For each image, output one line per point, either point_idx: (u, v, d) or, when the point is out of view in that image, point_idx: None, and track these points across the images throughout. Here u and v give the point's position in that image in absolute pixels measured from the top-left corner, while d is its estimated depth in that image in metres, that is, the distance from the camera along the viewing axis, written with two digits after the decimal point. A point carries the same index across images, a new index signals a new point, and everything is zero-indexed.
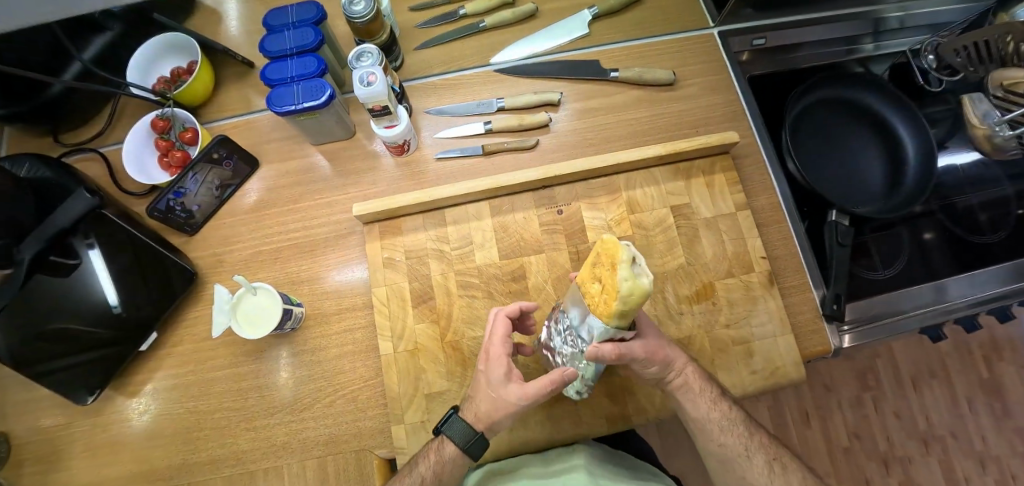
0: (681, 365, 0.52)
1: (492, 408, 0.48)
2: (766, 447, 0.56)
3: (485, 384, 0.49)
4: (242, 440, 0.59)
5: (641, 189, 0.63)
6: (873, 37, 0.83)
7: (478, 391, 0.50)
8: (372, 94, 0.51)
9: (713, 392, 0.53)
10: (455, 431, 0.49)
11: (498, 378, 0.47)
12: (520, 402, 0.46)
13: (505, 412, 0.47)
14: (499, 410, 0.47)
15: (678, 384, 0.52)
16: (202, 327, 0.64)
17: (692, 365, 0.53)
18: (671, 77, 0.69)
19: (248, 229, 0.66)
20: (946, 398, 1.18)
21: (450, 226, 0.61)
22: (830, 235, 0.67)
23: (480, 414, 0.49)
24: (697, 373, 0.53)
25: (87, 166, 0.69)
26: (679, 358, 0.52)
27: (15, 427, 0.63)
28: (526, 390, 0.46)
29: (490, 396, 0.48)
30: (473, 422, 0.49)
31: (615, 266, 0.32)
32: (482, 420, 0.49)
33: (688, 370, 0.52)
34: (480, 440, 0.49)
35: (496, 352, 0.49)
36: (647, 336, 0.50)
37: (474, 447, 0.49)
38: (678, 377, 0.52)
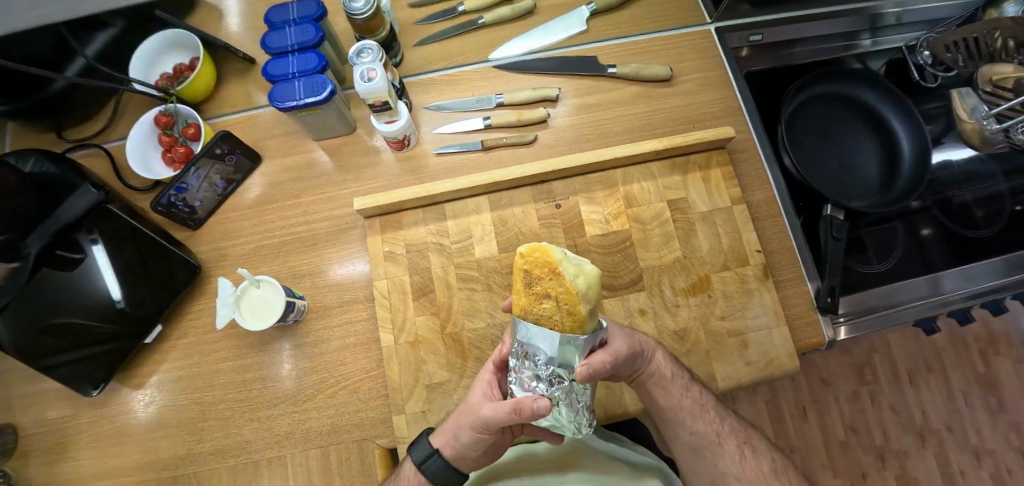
0: (654, 354, 0.53)
1: (459, 421, 0.48)
2: (736, 432, 0.57)
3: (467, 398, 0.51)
4: (246, 430, 0.60)
5: (639, 184, 0.64)
6: (871, 32, 0.84)
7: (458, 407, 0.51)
8: (372, 89, 0.52)
9: (685, 378, 0.54)
10: (417, 449, 0.51)
11: (477, 390, 0.49)
12: (475, 415, 0.46)
13: (465, 429, 0.47)
14: (461, 421, 0.47)
15: (654, 373, 0.52)
16: (206, 319, 0.65)
17: (661, 352, 0.54)
18: (668, 73, 0.69)
19: (250, 224, 0.67)
20: (942, 392, 1.19)
21: (450, 220, 0.62)
22: (825, 229, 0.68)
23: (448, 426, 0.50)
24: (667, 360, 0.53)
25: (91, 162, 0.70)
26: (651, 347, 0.53)
27: (21, 419, 0.64)
28: (484, 404, 0.45)
29: (461, 408, 0.49)
30: (439, 439, 0.50)
31: (562, 270, 0.38)
32: (446, 436, 0.49)
33: (660, 357, 0.53)
34: (436, 461, 0.49)
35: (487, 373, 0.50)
36: (619, 331, 0.50)
37: (432, 468, 0.50)
38: (654, 365, 0.52)
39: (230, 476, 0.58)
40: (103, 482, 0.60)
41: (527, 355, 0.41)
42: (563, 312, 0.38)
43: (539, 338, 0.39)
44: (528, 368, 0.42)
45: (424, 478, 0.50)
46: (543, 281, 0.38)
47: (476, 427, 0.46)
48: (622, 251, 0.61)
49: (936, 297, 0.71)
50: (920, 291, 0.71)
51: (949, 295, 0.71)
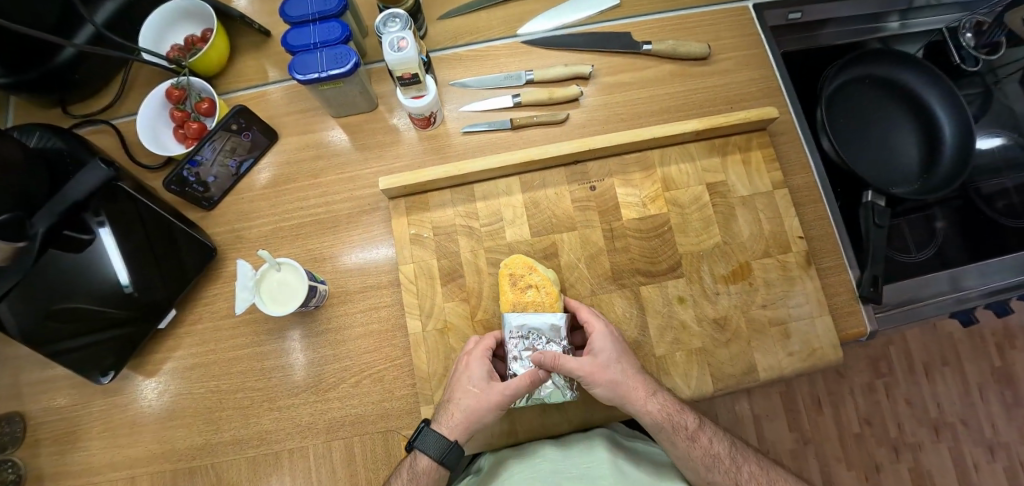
0: (644, 400, 0.48)
1: (475, 408, 0.48)
2: (757, 476, 0.54)
3: (465, 383, 0.49)
4: (266, 420, 0.57)
5: (676, 165, 0.61)
6: (900, 14, 0.79)
7: (457, 395, 0.49)
8: (403, 60, 0.48)
9: (690, 426, 0.51)
10: (429, 445, 0.49)
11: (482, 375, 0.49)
12: (506, 396, 0.48)
13: (489, 410, 0.48)
14: (482, 408, 0.48)
15: (649, 422, 0.49)
16: (222, 304, 0.62)
17: (660, 397, 0.50)
18: (706, 50, 0.66)
19: (267, 204, 0.64)
20: (957, 386, 1.17)
21: (479, 201, 0.59)
22: (866, 215, 0.64)
23: (461, 416, 0.48)
24: (666, 406, 0.49)
25: (99, 138, 0.67)
26: (645, 390, 0.49)
27: (30, 407, 0.61)
28: (511, 384, 0.48)
29: (474, 395, 0.48)
30: (451, 430, 0.48)
31: (534, 268, 0.54)
32: (463, 425, 0.48)
33: (654, 405, 0.49)
34: (455, 450, 0.49)
35: (482, 354, 0.50)
36: (604, 357, 0.49)
37: (451, 457, 0.49)
38: (645, 416, 0.48)
39: (251, 467, 0.56)
40: (118, 473, 0.58)
41: (525, 336, 0.50)
42: (544, 293, 0.52)
43: (530, 317, 0.50)
44: (526, 347, 0.50)
45: (443, 465, 0.49)
46: (524, 277, 0.53)
47: (502, 405, 0.49)
48: (660, 236, 0.58)
49: (951, 292, 0.68)
50: (932, 287, 0.68)
51: (969, 292, 0.68)
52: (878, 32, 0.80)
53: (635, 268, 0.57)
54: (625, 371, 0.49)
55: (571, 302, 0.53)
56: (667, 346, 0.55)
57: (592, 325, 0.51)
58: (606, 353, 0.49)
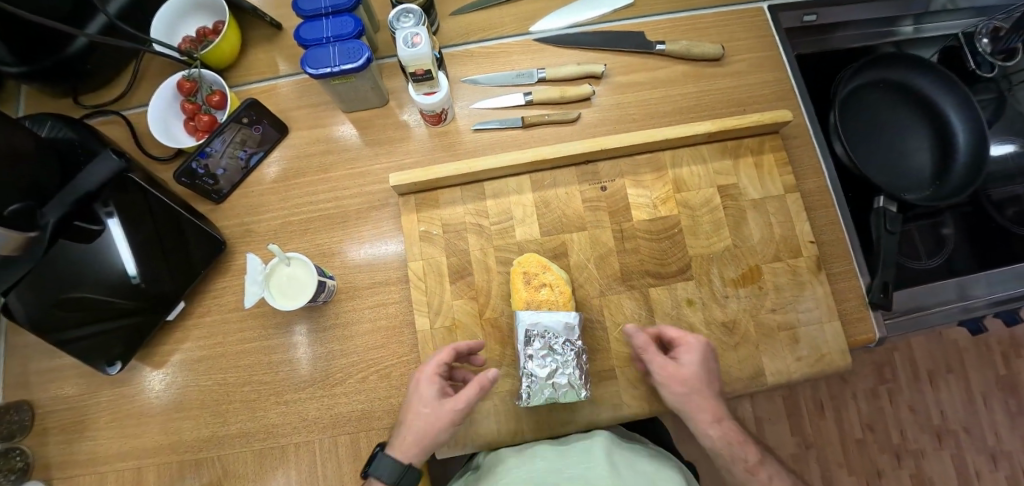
0: (708, 423, 0.48)
1: (428, 428, 0.46)
2: None
3: (418, 404, 0.47)
4: (272, 414, 0.58)
5: (688, 167, 0.60)
6: (914, 19, 0.79)
7: (409, 416, 0.47)
8: (416, 56, 0.48)
9: (751, 460, 0.49)
10: (383, 470, 0.46)
11: (433, 392, 0.47)
12: (458, 411, 0.46)
13: (443, 427, 0.46)
14: (435, 426, 0.46)
15: (707, 442, 0.49)
16: (230, 297, 0.62)
17: (726, 425, 0.49)
18: (720, 52, 0.65)
19: (276, 198, 0.64)
20: (962, 394, 1.17)
21: (489, 199, 0.58)
22: (878, 221, 0.64)
23: (415, 439, 0.46)
24: (730, 436, 0.49)
25: (110, 129, 0.67)
26: (713, 416, 0.49)
27: (38, 395, 0.62)
28: (462, 398, 0.46)
29: (425, 415, 0.46)
30: (405, 452, 0.46)
31: (548, 268, 0.54)
32: (416, 446, 0.46)
33: (715, 430, 0.49)
34: (411, 472, 0.46)
35: (434, 371, 0.48)
36: (687, 372, 0.48)
37: (407, 481, 0.46)
38: (704, 437, 0.49)
39: (257, 459, 0.57)
40: (124, 463, 0.59)
41: (541, 335, 0.50)
42: (558, 292, 0.53)
43: (545, 316, 0.50)
44: (542, 345, 0.49)
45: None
46: (539, 276, 0.53)
47: (457, 420, 0.47)
48: (670, 238, 0.58)
49: (958, 301, 0.68)
50: (940, 295, 0.68)
51: (976, 301, 0.68)
52: (892, 35, 0.80)
53: (645, 269, 0.57)
54: (699, 393, 0.49)
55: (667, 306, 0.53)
56: None
57: (685, 335, 0.50)
58: (689, 368, 0.49)
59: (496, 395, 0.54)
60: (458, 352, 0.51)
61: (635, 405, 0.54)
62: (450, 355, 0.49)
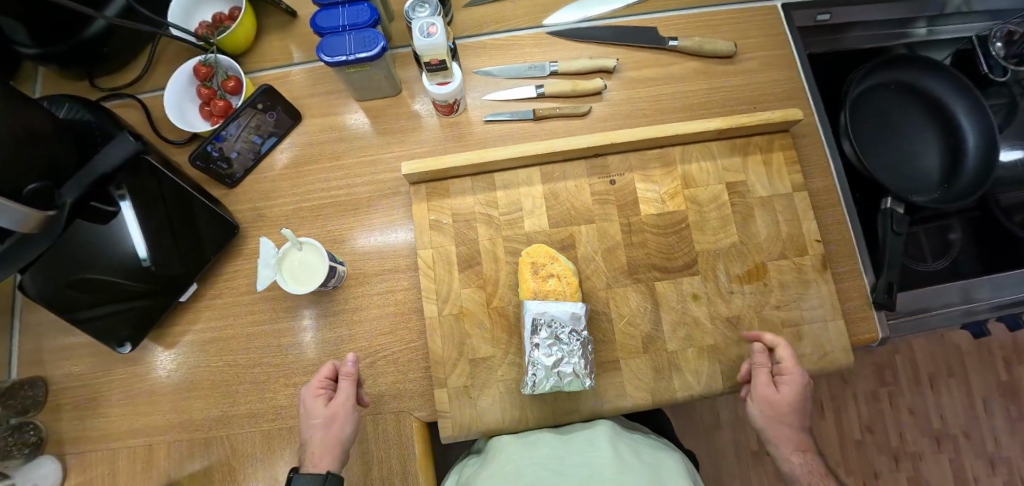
0: (790, 451, 0.50)
1: (326, 434, 0.49)
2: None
3: (311, 419, 0.50)
4: (281, 396, 0.59)
5: (697, 163, 0.61)
6: (927, 20, 0.79)
7: (308, 434, 0.50)
8: (431, 46, 0.48)
9: None
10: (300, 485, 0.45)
11: (320, 401, 0.51)
12: (347, 404, 0.50)
13: (343, 425, 0.50)
14: (332, 429, 0.49)
15: (785, 469, 0.51)
16: (242, 280, 0.63)
17: (810, 458, 0.50)
18: (733, 49, 0.65)
19: (288, 185, 0.65)
20: (962, 398, 1.17)
21: (499, 190, 0.59)
22: (884, 222, 0.64)
23: (321, 447, 0.49)
24: (812, 469, 0.49)
25: (126, 112, 0.68)
26: (797, 445, 0.50)
27: (52, 371, 0.63)
28: (344, 392, 0.51)
29: (321, 423, 0.49)
30: (319, 463, 0.48)
31: (555, 257, 0.55)
32: (328, 453, 0.48)
33: (797, 458, 0.50)
34: (332, 477, 0.46)
35: (314, 386, 0.52)
36: (784, 395, 0.51)
37: None
38: (785, 463, 0.50)
39: (265, 440, 0.58)
40: (137, 440, 0.60)
41: (548, 324, 0.50)
42: (565, 283, 0.53)
43: (551, 306, 0.51)
44: (548, 335, 0.50)
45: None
46: (546, 266, 0.54)
47: (351, 414, 0.51)
48: (677, 233, 0.59)
49: (962, 304, 0.68)
50: (944, 297, 0.68)
51: (980, 304, 0.68)
52: (905, 37, 0.79)
53: (651, 263, 0.58)
54: (786, 422, 0.51)
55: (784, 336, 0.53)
56: (680, 342, 0.56)
57: (793, 367, 0.51)
58: (784, 397, 0.51)
59: (501, 383, 0.55)
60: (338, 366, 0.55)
61: (638, 396, 0.54)
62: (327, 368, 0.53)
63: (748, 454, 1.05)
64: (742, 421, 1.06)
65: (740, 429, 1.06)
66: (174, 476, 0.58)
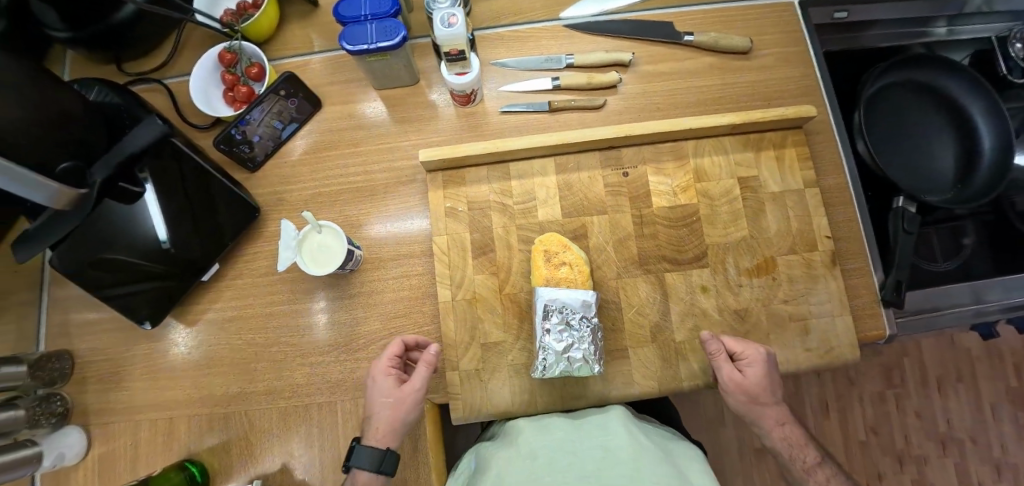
0: (770, 427, 0.53)
1: (394, 415, 0.50)
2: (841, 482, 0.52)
3: (380, 396, 0.51)
4: (298, 375, 0.61)
5: (710, 157, 0.61)
6: (947, 20, 0.78)
7: (375, 410, 0.51)
8: (451, 36, 0.49)
9: (809, 461, 0.53)
10: (362, 458, 0.48)
11: (391, 382, 0.51)
12: (418, 392, 0.51)
13: (409, 408, 0.51)
14: (401, 412, 0.50)
15: (768, 441, 0.55)
16: (262, 262, 0.65)
17: (788, 429, 0.53)
18: (748, 45, 0.66)
19: (308, 170, 0.66)
20: (969, 403, 1.17)
21: (514, 180, 0.60)
22: (894, 222, 0.64)
23: (387, 425, 0.50)
24: (792, 439, 0.53)
25: (151, 97, 0.70)
26: (775, 420, 0.53)
27: (78, 345, 0.65)
28: (418, 381, 0.51)
29: (390, 404, 0.51)
30: (382, 438, 0.50)
31: (569, 245, 0.56)
32: (391, 432, 0.50)
33: (777, 433, 0.53)
34: (390, 455, 0.49)
35: (385, 365, 0.52)
36: (752, 379, 0.52)
37: (388, 464, 0.49)
38: (766, 437, 0.54)
39: (282, 417, 0.60)
40: (158, 413, 0.62)
41: (559, 310, 0.51)
42: (577, 271, 0.54)
43: (563, 293, 0.52)
44: (559, 320, 0.51)
45: (386, 477, 0.50)
46: (558, 254, 0.55)
47: (419, 401, 0.52)
48: (688, 226, 0.60)
49: (973, 304, 0.68)
50: (953, 297, 0.69)
51: (990, 305, 0.68)
52: (924, 36, 0.79)
53: (662, 255, 0.59)
54: (762, 401, 0.53)
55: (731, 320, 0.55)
56: (688, 332, 0.57)
57: (750, 348, 0.53)
58: (752, 380, 0.52)
59: (512, 367, 0.56)
60: (407, 345, 0.55)
61: (644, 384, 0.56)
62: (399, 348, 0.53)
63: (750, 451, 1.06)
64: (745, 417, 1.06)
65: (743, 425, 1.06)
66: (194, 449, 0.61)
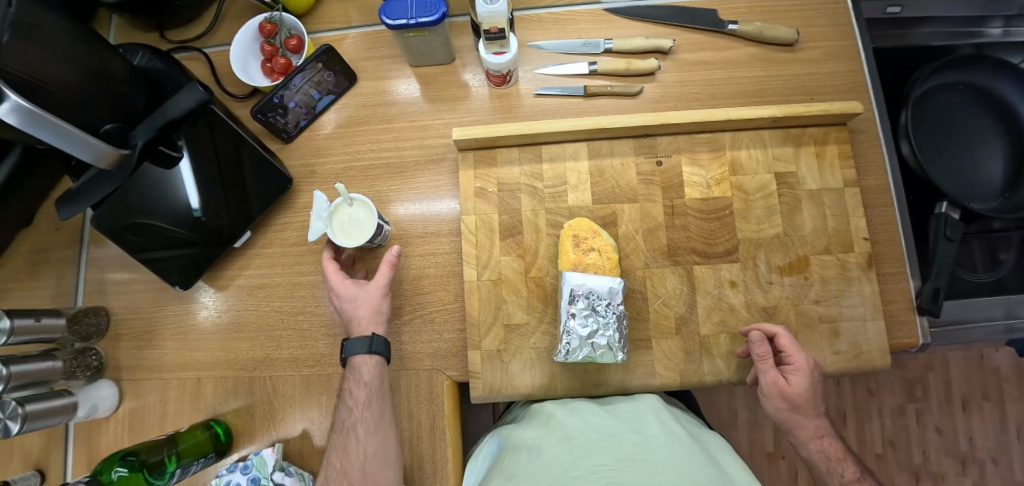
0: (808, 438, 0.52)
1: (370, 309, 0.55)
2: None
3: (348, 300, 0.56)
4: (321, 344, 0.63)
5: (747, 150, 0.60)
6: (1004, 20, 0.74)
7: (350, 313, 0.56)
8: (492, 13, 0.49)
9: (849, 477, 0.50)
10: (356, 347, 0.54)
11: (354, 286, 0.56)
12: (383, 287, 0.56)
13: (381, 302, 0.56)
14: (374, 306, 0.55)
15: (805, 454, 0.53)
16: (291, 233, 0.66)
17: (827, 442, 0.52)
18: (795, 37, 0.63)
19: (339, 144, 0.67)
20: (995, 422, 1.13)
21: (546, 163, 0.60)
22: (937, 227, 0.61)
23: (365, 318, 0.55)
24: (830, 452, 0.52)
25: (192, 65, 0.71)
26: (815, 432, 0.52)
27: (113, 303, 0.68)
28: (381, 277, 0.56)
29: (360, 302, 0.55)
30: (364, 329, 0.55)
31: (597, 230, 0.56)
32: (371, 323, 0.56)
33: (815, 445, 0.52)
34: (378, 338, 0.55)
35: (338, 279, 0.56)
36: (799, 387, 0.51)
37: (380, 347, 0.55)
38: (803, 448, 0.53)
39: (305, 384, 0.62)
40: (186, 373, 0.64)
41: (585, 295, 0.51)
42: (604, 258, 0.54)
43: (591, 279, 0.52)
44: (585, 305, 0.50)
45: (381, 359, 0.55)
46: (587, 240, 0.55)
47: (385, 295, 0.57)
48: (720, 219, 0.58)
49: (1004, 319, 0.66)
50: (987, 311, 0.66)
51: None
52: (976, 36, 0.75)
53: (691, 247, 0.58)
54: (802, 410, 0.52)
55: (777, 325, 0.53)
56: (713, 327, 0.56)
57: (799, 354, 0.51)
58: (796, 388, 0.51)
59: (533, 350, 0.56)
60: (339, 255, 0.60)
61: (666, 376, 0.55)
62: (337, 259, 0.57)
63: (762, 454, 1.05)
64: (760, 420, 1.05)
65: (756, 428, 1.05)
66: (219, 410, 0.62)
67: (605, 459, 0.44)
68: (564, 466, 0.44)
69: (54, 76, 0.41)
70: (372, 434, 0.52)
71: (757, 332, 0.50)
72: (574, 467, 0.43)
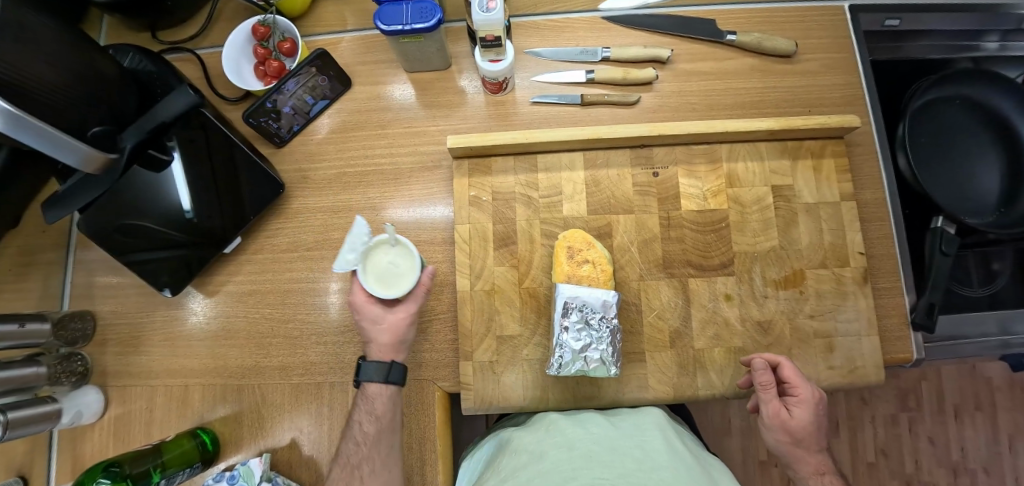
0: (807, 474, 0.50)
1: (393, 335, 0.53)
2: None
3: (372, 322, 0.53)
4: (312, 352, 0.62)
5: (743, 162, 0.60)
6: (1001, 35, 0.74)
7: (372, 335, 0.53)
8: (487, 21, 0.48)
9: None
10: (371, 372, 0.53)
11: (378, 306, 0.53)
12: (411, 315, 0.53)
13: (407, 329, 0.54)
14: (399, 332, 0.53)
15: None
16: (282, 239, 0.65)
17: (829, 480, 0.49)
18: (793, 49, 0.63)
19: (332, 149, 0.66)
20: (986, 433, 1.13)
21: (541, 173, 0.59)
22: (933, 241, 0.61)
23: (387, 341, 0.53)
24: None
25: (184, 67, 0.70)
26: (816, 468, 0.50)
27: (100, 308, 0.66)
28: (410, 304, 0.53)
29: (384, 328, 0.53)
30: (385, 354, 0.53)
31: (592, 242, 0.55)
32: (391, 351, 0.53)
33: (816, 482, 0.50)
34: (397, 367, 0.53)
35: (361, 298, 0.53)
36: (802, 421, 0.49)
37: (395, 377, 0.53)
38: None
39: (294, 393, 0.61)
40: (174, 380, 0.63)
41: (579, 308, 0.50)
42: (599, 271, 0.53)
43: (584, 291, 0.51)
44: (579, 318, 0.50)
45: (396, 389, 0.53)
46: (582, 251, 0.54)
47: (411, 323, 0.54)
48: (715, 232, 0.58)
49: (997, 335, 0.66)
50: (982, 326, 0.66)
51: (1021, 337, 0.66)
52: (973, 50, 0.75)
53: (687, 259, 0.57)
54: (804, 444, 0.50)
55: (780, 355, 0.52)
56: (707, 340, 0.56)
57: (803, 385, 0.49)
58: (799, 421, 0.49)
59: (526, 362, 0.56)
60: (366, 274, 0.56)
61: (659, 389, 0.55)
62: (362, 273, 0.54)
63: (755, 463, 1.05)
64: (754, 429, 1.05)
65: (750, 437, 1.05)
66: (207, 418, 0.62)
67: (605, 473, 0.42)
68: (565, 475, 0.42)
69: (38, 79, 0.40)
70: (377, 473, 0.51)
71: (760, 359, 0.49)
72: (574, 478, 0.42)
